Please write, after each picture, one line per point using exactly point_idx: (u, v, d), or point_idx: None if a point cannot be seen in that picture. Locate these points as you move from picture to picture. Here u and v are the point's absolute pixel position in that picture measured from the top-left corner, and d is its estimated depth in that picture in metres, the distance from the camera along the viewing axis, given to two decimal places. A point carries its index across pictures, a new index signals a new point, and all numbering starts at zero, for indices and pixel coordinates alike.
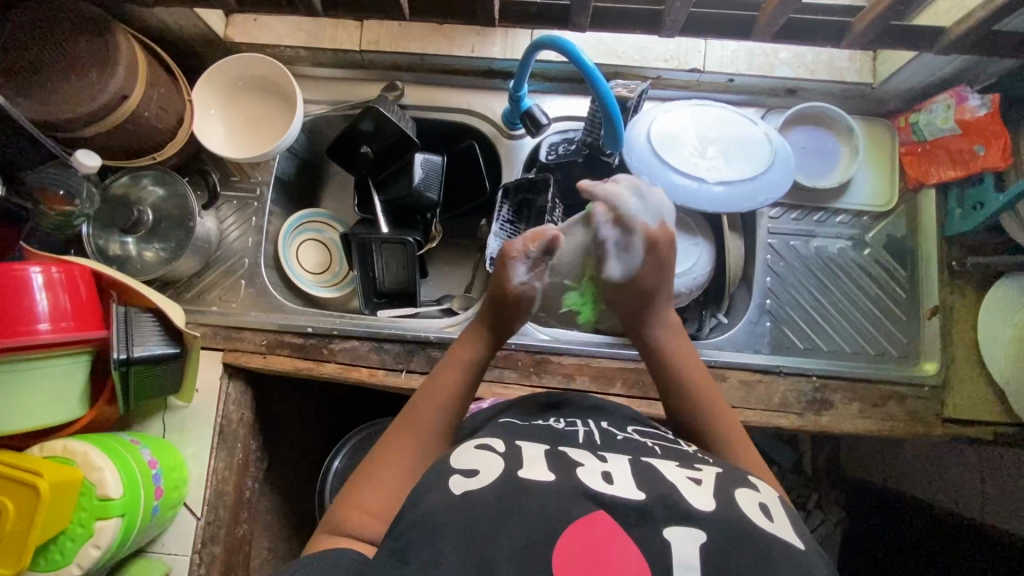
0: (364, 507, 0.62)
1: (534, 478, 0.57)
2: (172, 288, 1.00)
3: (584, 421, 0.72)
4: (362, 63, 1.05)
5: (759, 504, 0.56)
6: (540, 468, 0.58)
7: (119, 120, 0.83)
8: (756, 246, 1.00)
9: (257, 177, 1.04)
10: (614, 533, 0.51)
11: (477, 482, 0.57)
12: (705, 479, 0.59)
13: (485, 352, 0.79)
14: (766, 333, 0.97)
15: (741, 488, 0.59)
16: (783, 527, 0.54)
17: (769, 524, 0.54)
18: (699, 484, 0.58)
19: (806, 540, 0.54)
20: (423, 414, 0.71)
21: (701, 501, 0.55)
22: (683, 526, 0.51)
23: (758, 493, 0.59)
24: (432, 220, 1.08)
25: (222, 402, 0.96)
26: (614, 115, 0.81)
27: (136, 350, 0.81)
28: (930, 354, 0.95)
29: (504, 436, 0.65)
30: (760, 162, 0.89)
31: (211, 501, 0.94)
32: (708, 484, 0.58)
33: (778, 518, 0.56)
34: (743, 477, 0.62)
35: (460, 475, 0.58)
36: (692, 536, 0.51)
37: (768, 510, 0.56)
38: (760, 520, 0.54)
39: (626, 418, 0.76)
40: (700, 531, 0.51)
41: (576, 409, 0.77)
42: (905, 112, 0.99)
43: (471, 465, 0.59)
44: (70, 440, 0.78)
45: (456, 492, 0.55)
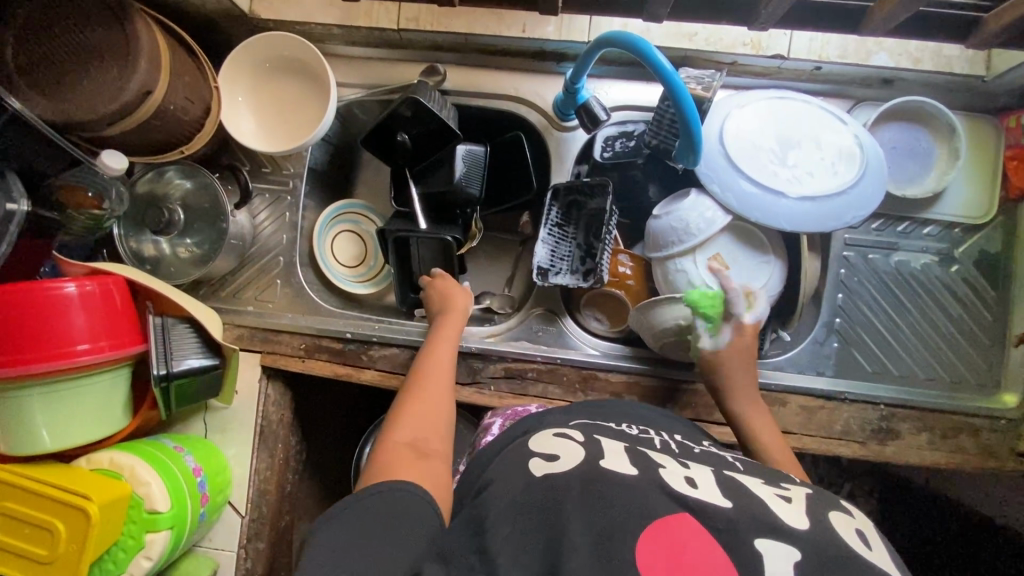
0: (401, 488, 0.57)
1: (615, 468, 0.54)
2: (206, 286, 0.96)
3: (659, 430, 0.71)
4: (400, 42, 0.95)
5: (855, 530, 0.50)
6: (622, 461, 0.56)
7: (143, 118, 0.77)
8: (829, 259, 0.91)
9: (289, 169, 0.97)
10: (703, 541, 0.47)
11: (559, 465, 0.56)
12: (794, 497, 0.53)
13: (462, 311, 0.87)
14: (832, 354, 0.90)
15: (834, 510, 0.52)
16: (882, 557, 0.47)
17: (865, 550, 0.47)
18: (788, 501, 0.52)
19: (908, 574, 0.47)
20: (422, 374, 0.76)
21: (794, 518, 0.49)
22: (776, 541, 0.46)
23: (852, 518, 0.52)
24: (472, 215, 1.01)
25: (262, 405, 0.94)
26: (693, 122, 0.70)
27: (174, 365, 0.78)
28: (1012, 384, 0.88)
29: (584, 431, 0.65)
30: (849, 172, 0.79)
31: (254, 500, 0.94)
32: (798, 502, 0.52)
33: (877, 549, 0.48)
34: (833, 499, 0.55)
35: (539, 458, 0.58)
36: (787, 554, 0.45)
37: (866, 538, 0.49)
38: (857, 546, 0.48)
39: (698, 438, 0.72)
40: (794, 549, 0.46)
41: (639, 414, 0.75)
42: (1017, 111, 0.87)
43: (551, 451, 0.59)
44: (115, 452, 0.78)
45: (535, 474, 0.55)
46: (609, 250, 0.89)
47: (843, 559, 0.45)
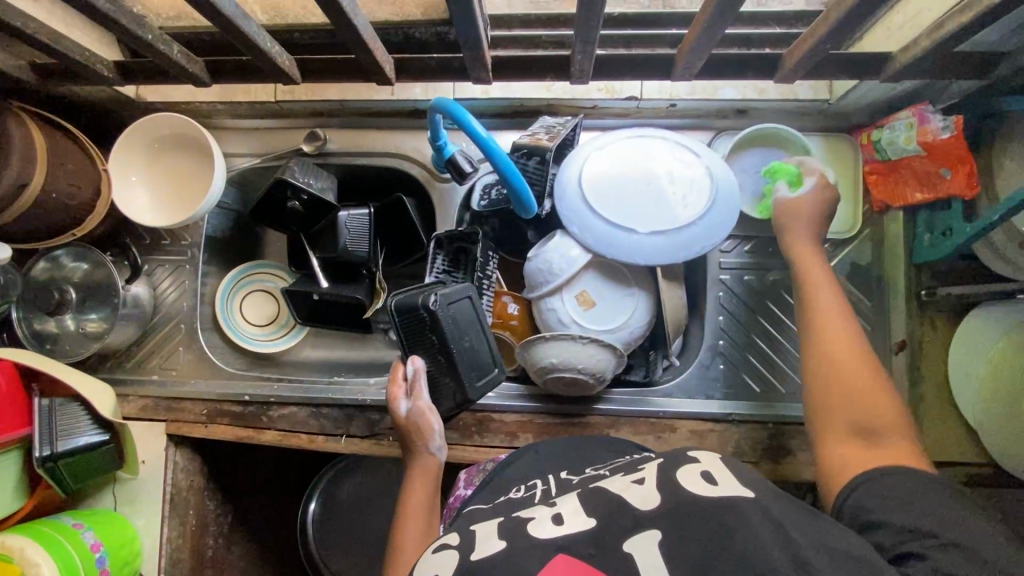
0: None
1: (482, 553, 0.51)
2: (110, 359, 0.99)
3: (545, 477, 0.70)
4: (284, 112, 1.00)
5: (702, 473, 0.53)
6: (490, 539, 0.53)
7: (23, 208, 0.81)
8: (707, 283, 0.94)
9: (188, 239, 1.01)
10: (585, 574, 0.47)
11: None
12: (646, 477, 0.55)
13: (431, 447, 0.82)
14: (720, 376, 0.92)
15: (683, 464, 0.55)
16: (729, 484, 0.51)
17: (714, 489, 0.50)
18: (642, 483, 0.54)
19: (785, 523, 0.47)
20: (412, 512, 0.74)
21: (644, 501, 0.51)
22: (637, 533, 0.48)
23: (699, 462, 0.55)
24: (376, 274, 1.04)
25: (170, 472, 0.96)
26: (518, 183, 0.73)
27: (61, 444, 0.80)
28: (897, 393, 0.89)
29: (460, 526, 0.60)
30: (697, 203, 0.82)
31: (167, 569, 0.95)
32: (650, 478, 0.55)
33: (724, 480, 0.52)
34: (682, 453, 0.58)
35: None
36: (650, 537, 0.48)
37: (712, 474, 0.53)
38: (704, 487, 0.51)
39: (586, 465, 0.72)
40: (654, 529, 0.48)
41: (542, 463, 0.74)
42: (867, 129, 0.89)
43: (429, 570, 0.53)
44: (7, 535, 0.80)
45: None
46: (490, 293, 0.92)
47: (698, 512, 0.48)
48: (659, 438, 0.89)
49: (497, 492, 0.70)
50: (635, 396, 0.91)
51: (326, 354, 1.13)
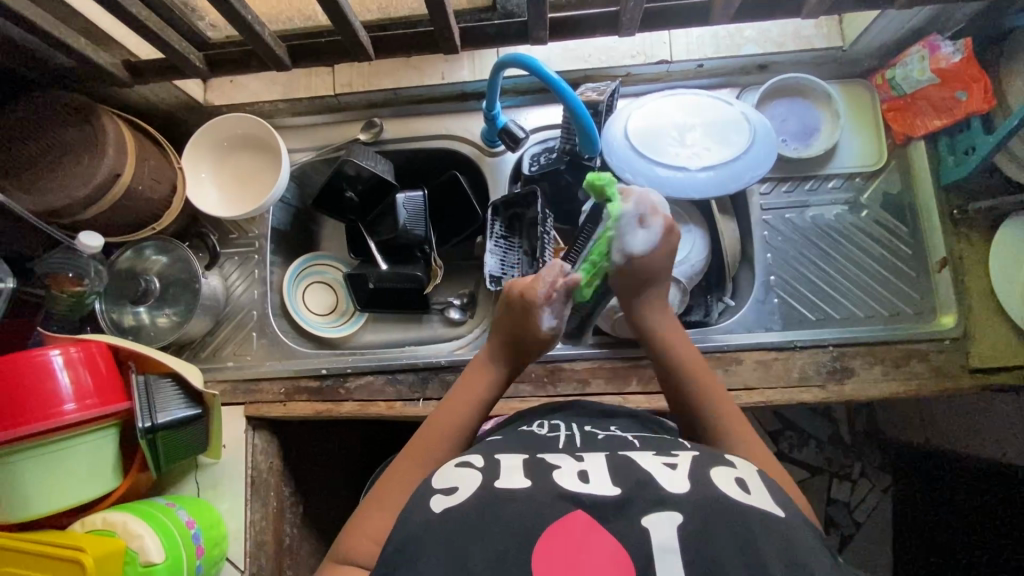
0: (366, 534, 0.62)
1: (510, 486, 0.57)
2: (188, 349, 1.02)
3: (568, 425, 0.73)
4: (339, 106, 1.07)
5: (736, 480, 0.57)
6: (517, 475, 0.59)
7: (115, 199, 0.86)
8: (751, 225, 1.00)
9: (254, 231, 1.07)
10: (594, 531, 0.51)
11: (455, 500, 0.56)
12: (680, 463, 0.59)
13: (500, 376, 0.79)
14: (775, 309, 0.96)
15: (718, 465, 0.59)
16: (760, 499, 0.55)
17: (745, 497, 0.54)
18: (673, 468, 0.58)
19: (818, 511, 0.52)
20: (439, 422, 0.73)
21: (675, 485, 0.55)
22: (661, 512, 0.52)
23: (734, 469, 0.59)
24: (430, 253, 1.10)
25: (251, 454, 0.98)
26: (587, 123, 0.82)
27: (160, 417, 0.83)
28: (946, 306, 0.93)
29: (484, 451, 0.66)
30: (739, 141, 0.90)
31: (253, 552, 0.95)
32: (683, 466, 0.59)
33: (756, 490, 0.56)
34: (717, 455, 0.62)
35: (441, 494, 0.57)
36: (670, 519, 0.51)
37: (745, 485, 0.56)
38: (736, 493, 0.55)
39: (607, 416, 0.76)
40: (676, 512, 0.52)
41: (562, 412, 0.77)
42: (881, 69, 0.98)
43: (452, 484, 0.59)
44: (109, 512, 0.81)
45: (434, 510, 0.55)
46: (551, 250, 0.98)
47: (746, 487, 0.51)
48: (726, 371, 0.92)
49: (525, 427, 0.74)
50: (698, 335, 0.95)
51: (387, 337, 1.16)
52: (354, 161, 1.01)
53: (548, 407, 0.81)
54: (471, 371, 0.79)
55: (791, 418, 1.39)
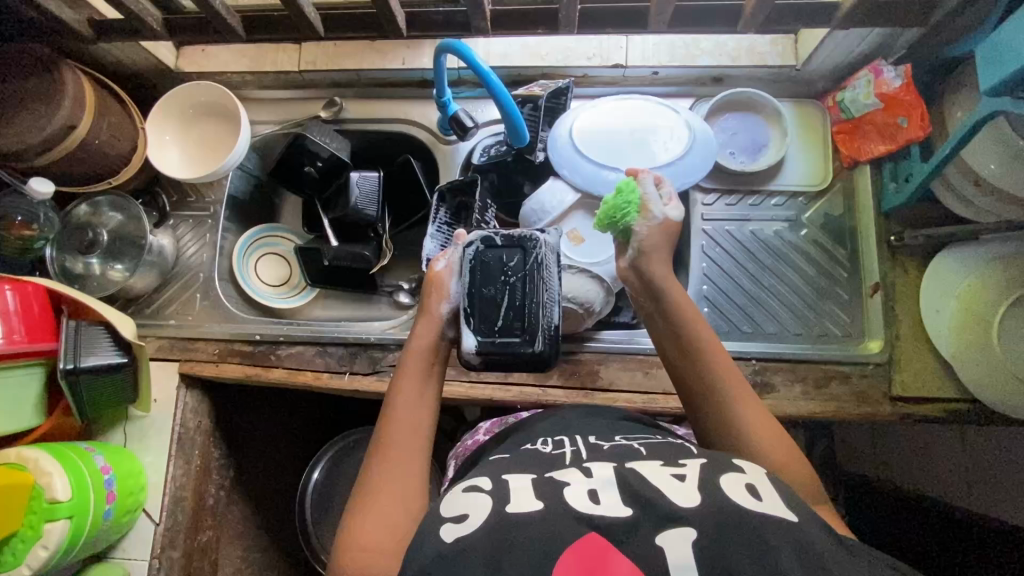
0: (363, 544, 0.57)
1: (520, 509, 0.54)
2: (132, 305, 1.05)
3: (571, 439, 0.70)
4: (304, 83, 1.10)
5: (746, 487, 0.54)
6: (525, 496, 0.56)
7: (69, 149, 0.90)
8: (691, 233, 1.00)
9: (211, 197, 1.10)
10: (610, 553, 0.50)
11: (468, 527, 0.54)
12: (689, 473, 0.57)
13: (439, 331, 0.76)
14: (704, 318, 0.97)
15: (726, 473, 0.57)
16: (773, 505, 0.53)
17: (756, 505, 0.52)
18: (682, 480, 0.56)
19: (798, 510, 0.52)
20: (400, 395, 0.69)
21: (684, 498, 0.53)
22: (672, 528, 0.50)
23: (743, 475, 0.57)
24: (383, 234, 1.13)
25: (179, 410, 1.00)
26: (514, 116, 0.84)
27: (83, 360, 0.86)
28: (874, 331, 0.93)
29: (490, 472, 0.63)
30: (678, 149, 0.91)
31: (169, 507, 0.97)
32: (692, 477, 0.56)
33: (767, 496, 0.54)
34: (727, 460, 0.60)
35: (450, 522, 0.55)
36: (685, 536, 0.49)
37: (756, 490, 0.54)
38: (748, 502, 0.53)
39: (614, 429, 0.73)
40: (689, 528, 0.50)
41: (560, 423, 0.75)
42: (833, 92, 0.98)
43: (460, 510, 0.56)
44: (23, 448, 0.83)
45: (446, 541, 0.53)
46: None
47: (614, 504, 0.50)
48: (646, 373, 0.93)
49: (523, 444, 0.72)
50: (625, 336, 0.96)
51: (334, 313, 1.19)
52: (308, 137, 1.04)
53: (553, 420, 0.78)
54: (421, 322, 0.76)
55: None
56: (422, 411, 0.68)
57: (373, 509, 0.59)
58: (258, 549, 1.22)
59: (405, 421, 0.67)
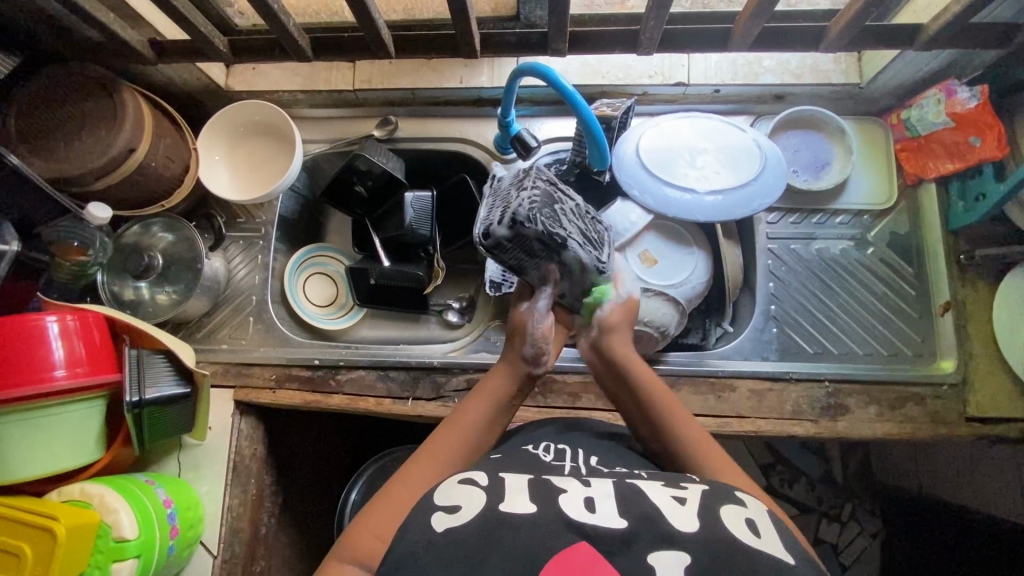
0: (369, 531, 0.56)
1: (514, 510, 0.52)
2: (184, 328, 1.02)
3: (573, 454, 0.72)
4: (356, 102, 1.09)
5: (746, 520, 0.53)
6: (521, 498, 0.54)
7: (127, 173, 0.87)
8: (756, 252, 0.99)
9: (262, 217, 1.07)
10: (598, 563, 0.48)
11: (458, 519, 0.52)
12: (691, 497, 0.55)
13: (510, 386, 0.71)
14: (773, 339, 0.95)
15: (727, 503, 0.55)
16: (770, 543, 0.51)
17: (756, 541, 0.50)
18: (682, 503, 0.54)
19: (796, 553, 0.51)
20: (457, 426, 0.66)
21: (684, 522, 0.51)
22: (668, 550, 0.49)
23: (745, 508, 0.55)
24: (434, 254, 1.11)
25: (235, 437, 0.97)
26: (597, 135, 0.83)
27: (148, 392, 0.83)
28: (946, 351, 0.92)
29: (487, 469, 0.60)
30: (750, 169, 0.90)
31: (227, 539, 0.94)
32: (692, 501, 0.54)
33: (767, 534, 0.52)
34: (729, 491, 0.57)
35: (441, 511, 0.53)
36: (677, 559, 0.48)
37: (754, 526, 0.52)
38: (745, 536, 0.51)
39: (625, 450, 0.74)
40: (684, 553, 0.49)
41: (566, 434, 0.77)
42: (896, 109, 0.98)
43: (452, 501, 0.54)
44: (87, 483, 0.80)
45: (437, 531, 0.51)
46: None
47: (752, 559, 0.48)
48: (719, 397, 0.91)
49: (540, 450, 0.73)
50: (695, 358, 0.95)
51: (383, 333, 1.16)
52: (367, 156, 1.02)
53: (557, 428, 0.80)
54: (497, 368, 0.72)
55: (777, 452, 1.38)
56: (465, 445, 0.65)
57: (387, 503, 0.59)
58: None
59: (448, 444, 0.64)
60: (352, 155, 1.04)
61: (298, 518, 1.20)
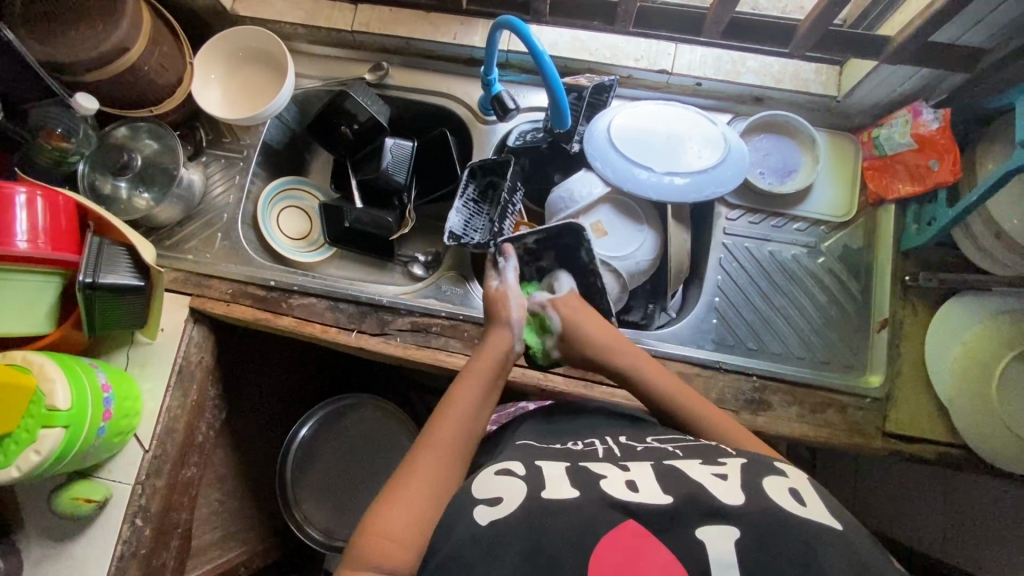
0: (387, 534, 0.56)
1: (557, 496, 0.55)
2: (155, 233, 1.06)
3: (603, 436, 0.70)
4: (354, 44, 1.12)
5: (789, 490, 0.56)
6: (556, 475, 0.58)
7: (118, 70, 0.91)
8: (710, 245, 1.02)
9: (246, 140, 1.11)
10: (647, 542, 0.52)
11: (502, 511, 0.55)
12: (730, 473, 0.58)
13: (499, 358, 0.78)
14: (712, 329, 0.98)
15: (770, 475, 0.58)
16: (816, 510, 0.54)
17: (801, 508, 0.53)
18: (724, 478, 0.57)
19: (843, 520, 0.54)
20: (454, 410, 0.69)
21: (729, 496, 0.54)
22: (715, 525, 0.52)
23: (786, 478, 0.58)
24: (406, 203, 1.14)
25: (184, 342, 1.01)
26: (563, 99, 0.86)
27: (103, 277, 0.86)
28: (877, 366, 0.94)
29: (523, 459, 0.64)
30: (712, 158, 0.93)
31: (161, 436, 0.98)
32: (733, 476, 0.58)
33: (811, 501, 0.55)
34: (767, 463, 0.61)
35: (483, 505, 0.56)
36: (727, 534, 0.51)
37: (799, 495, 0.55)
38: (791, 505, 0.54)
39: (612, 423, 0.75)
40: (734, 528, 0.51)
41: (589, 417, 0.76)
42: (868, 128, 1.00)
43: (494, 493, 0.57)
44: (30, 352, 0.83)
45: (481, 524, 0.54)
46: (512, 219, 1.02)
47: None
48: None
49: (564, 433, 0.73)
50: (632, 335, 0.97)
51: (348, 274, 1.20)
52: (353, 96, 1.05)
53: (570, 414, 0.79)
54: (485, 349, 0.79)
55: None
56: (469, 428, 0.69)
57: (401, 501, 0.58)
58: (234, 495, 1.23)
59: (452, 429, 0.67)
60: (339, 92, 1.07)
61: (238, 438, 1.23)
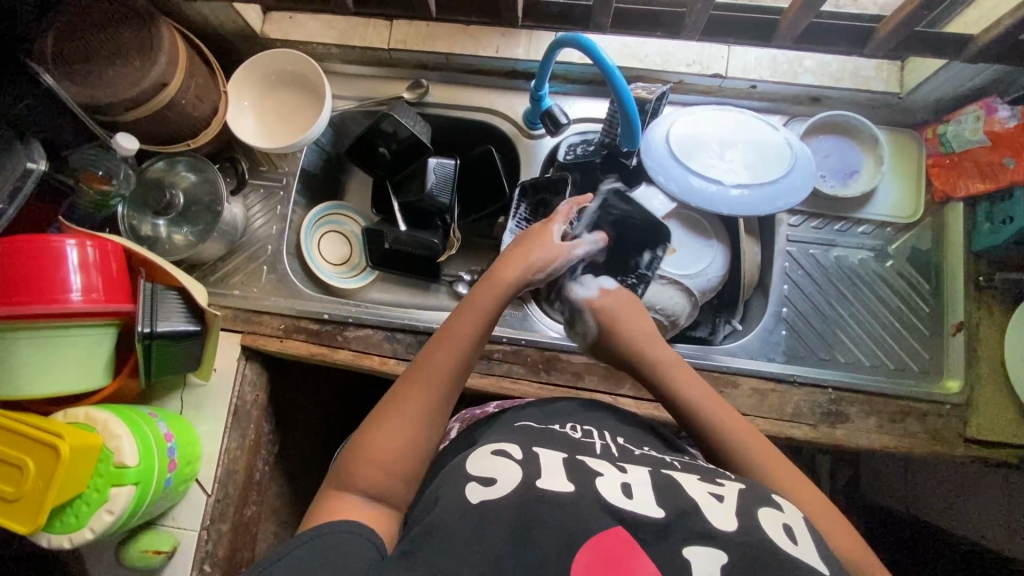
0: (374, 460, 0.57)
1: (552, 487, 0.53)
2: (197, 270, 1.03)
3: (601, 433, 0.69)
4: (389, 62, 1.08)
5: (783, 525, 0.52)
6: None
7: (156, 108, 0.87)
8: (774, 253, 0.99)
9: (284, 168, 1.07)
10: (634, 552, 0.48)
11: (495, 492, 0.54)
12: (726, 495, 0.55)
13: (506, 296, 0.72)
14: (782, 341, 0.95)
15: (765, 507, 0.54)
16: (808, 553, 0.50)
17: (791, 547, 0.49)
18: (721, 501, 0.54)
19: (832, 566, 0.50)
20: (450, 341, 0.66)
21: (722, 520, 0.51)
22: (703, 546, 0.48)
23: (782, 513, 0.54)
24: (450, 223, 1.10)
25: (239, 382, 0.98)
26: (631, 115, 0.82)
27: (159, 325, 0.84)
28: (953, 371, 0.92)
29: (521, 443, 0.63)
30: (778, 168, 0.90)
31: (222, 479, 0.96)
32: (730, 501, 0.54)
33: (803, 541, 0.51)
34: (766, 494, 0.57)
35: (476, 483, 0.55)
36: (716, 558, 0.47)
37: (792, 533, 0.52)
38: (784, 543, 0.50)
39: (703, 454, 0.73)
40: (723, 553, 0.48)
41: (587, 413, 0.75)
42: (933, 124, 0.97)
43: (488, 473, 0.56)
44: (91, 408, 0.81)
45: (472, 501, 0.53)
46: None
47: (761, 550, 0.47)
48: (720, 392, 0.91)
49: (557, 421, 0.72)
50: (700, 352, 0.95)
51: (393, 298, 1.16)
52: (396, 117, 1.01)
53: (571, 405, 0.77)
54: (495, 278, 0.72)
55: None
56: (462, 357, 0.66)
57: (386, 429, 0.60)
58: (289, 527, 1.21)
59: (446, 361, 0.65)
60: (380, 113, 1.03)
61: (288, 470, 1.21)
